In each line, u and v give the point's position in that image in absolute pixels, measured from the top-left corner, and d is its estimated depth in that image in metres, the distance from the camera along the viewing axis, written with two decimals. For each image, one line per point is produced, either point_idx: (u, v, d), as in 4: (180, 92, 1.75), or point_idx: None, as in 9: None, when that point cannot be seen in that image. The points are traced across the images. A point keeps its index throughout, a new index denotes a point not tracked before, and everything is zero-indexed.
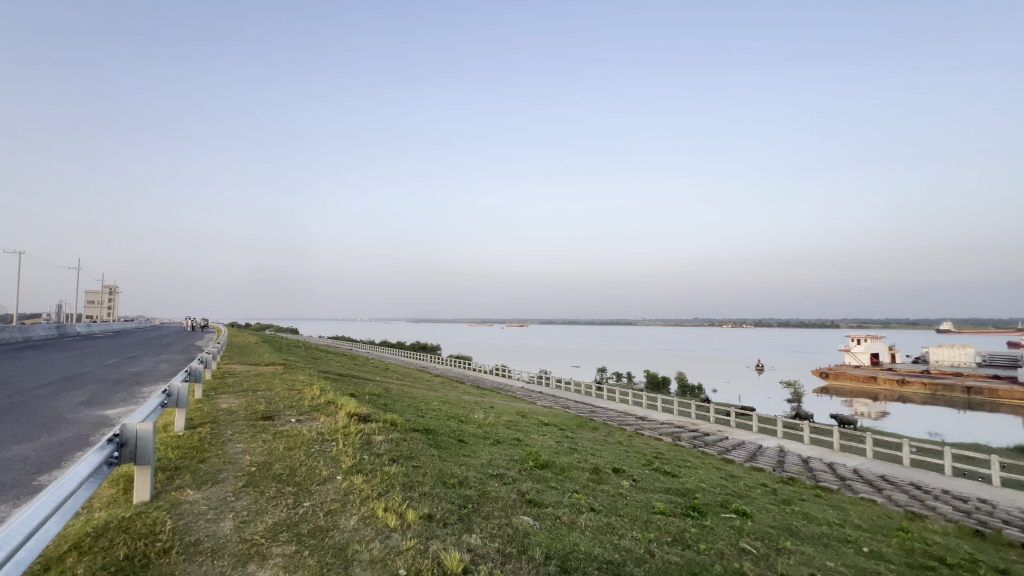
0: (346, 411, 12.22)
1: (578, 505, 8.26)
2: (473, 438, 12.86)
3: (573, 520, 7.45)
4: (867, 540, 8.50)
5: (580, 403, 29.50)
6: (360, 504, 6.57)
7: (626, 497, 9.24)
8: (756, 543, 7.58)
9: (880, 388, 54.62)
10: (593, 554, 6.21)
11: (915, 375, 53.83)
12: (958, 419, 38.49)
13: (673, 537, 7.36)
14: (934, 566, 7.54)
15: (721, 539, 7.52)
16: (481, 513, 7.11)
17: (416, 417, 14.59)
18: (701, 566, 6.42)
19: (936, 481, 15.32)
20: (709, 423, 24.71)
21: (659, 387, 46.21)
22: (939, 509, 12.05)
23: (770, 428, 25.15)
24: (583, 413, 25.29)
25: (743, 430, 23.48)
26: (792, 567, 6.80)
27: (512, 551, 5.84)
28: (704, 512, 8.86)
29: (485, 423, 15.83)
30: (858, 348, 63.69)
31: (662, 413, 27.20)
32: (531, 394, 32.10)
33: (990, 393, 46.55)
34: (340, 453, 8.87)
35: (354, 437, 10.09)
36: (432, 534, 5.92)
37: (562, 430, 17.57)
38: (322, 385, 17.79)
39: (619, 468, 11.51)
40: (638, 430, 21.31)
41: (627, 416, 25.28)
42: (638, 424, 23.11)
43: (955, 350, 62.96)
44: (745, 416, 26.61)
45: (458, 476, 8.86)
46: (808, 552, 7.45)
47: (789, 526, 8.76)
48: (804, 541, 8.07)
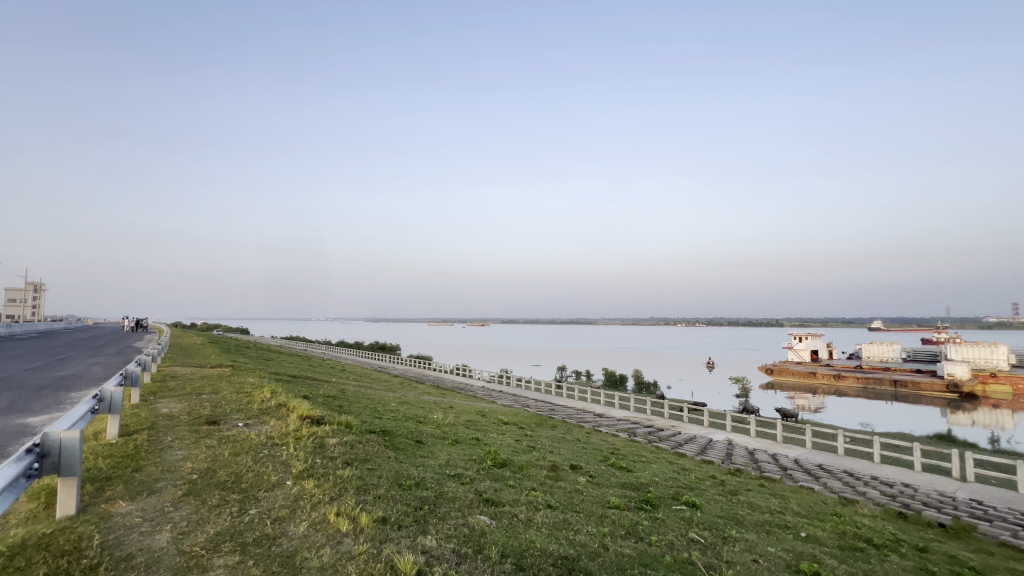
0: (298, 414, 11.77)
1: (535, 502, 8.33)
2: (431, 438, 12.73)
3: (530, 518, 7.52)
4: (804, 525, 9.05)
5: (540, 401, 29.69)
6: (311, 509, 6.35)
7: (583, 493, 9.40)
8: (704, 533, 7.90)
9: (819, 382, 58.28)
10: (548, 550, 6.29)
11: (850, 370, 57.80)
12: (887, 410, 41.68)
13: (626, 530, 7.56)
14: (863, 547, 8.12)
15: (671, 530, 7.78)
16: (437, 514, 7.04)
17: (373, 419, 14.23)
18: (652, 557, 6.63)
19: (867, 468, 16.50)
20: (664, 419, 25.56)
21: (617, 384, 47.31)
22: (868, 494, 12.99)
23: (720, 422, 26.30)
24: (544, 411, 25.49)
25: (695, 425, 24.41)
26: (736, 554, 7.12)
27: (467, 551, 5.82)
28: (657, 505, 9.15)
29: (444, 423, 15.69)
30: (800, 345, 67.75)
31: (619, 410, 27.89)
32: (492, 394, 31.90)
33: (913, 386, 50.65)
34: (290, 458, 8.55)
35: (306, 440, 9.76)
36: (386, 537, 5.82)
37: (521, 428, 17.65)
38: (273, 387, 17.07)
39: (576, 465, 11.70)
40: (596, 427, 21.74)
41: (585, 414, 25.71)
42: (596, 421, 23.62)
43: (884, 346, 68.13)
44: (697, 412, 27.65)
45: (415, 477, 8.72)
46: (751, 540, 7.84)
47: (734, 515, 9.18)
48: (748, 529, 8.48)
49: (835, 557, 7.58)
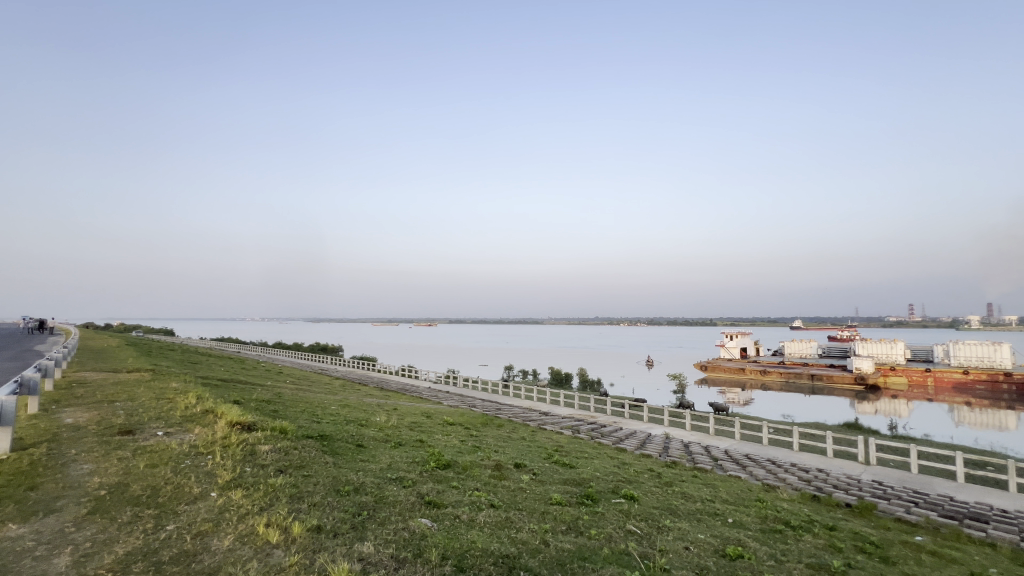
0: (227, 420, 11.05)
1: (478, 502, 8.33)
2: (373, 442, 12.36)
3: (473, 518, 7.51)
4: (731, 512, 9.66)
5: (487, 401, 29.69)
6: (237, 521, 5.97)
7: (526, 490, 9.49)
8: (640, 524, 8.22)
9: (748, 378, 62.49)
10: (490, 549, 6.30)
11: (774, 366, 62.43)
12: (805, 403, 45.37)
13: (567, 526, 7.72)
14: (781, 528, 8.80)
15: (610, 523, 8.06)
16: (376, 519, 6.85)
17: (311, 423, 13.65)
18: (591, 550, 6.82)
19: (787, 456, 17.90)
20: (607, 415, 26.40)
21: (563, 381, 48.34)
22: (787, 480, 14.11)
23: (659, 417, 27.54)
24: (490, 411, 25.57)
25: (635, 421, 25.45)
26: (669, 542, 7.48)
27: (406, 555, 5.71)
28: (597, 500, 9.42)
29: (387, 425, 15.29)
30: (730, 343, 72.36)
31: (563, 408, 28.47)
32: (439, 395, 31.53)
33: (828, 380, 55.54)
34: (216, 467, 7.99)
35: (235, 448, 9.17)
36: (320, 546, 5.59)
37: (467, 429, 17.60)
38: (200, 393, 15.93)
39: (520, 463, 11.79)
40: (542, 425, 22.09)
41: (531, 412, 26.05)
42: (541, 419, 23.98)
43: (803, 343, 74.20)
44: (637, 407, 28.78)
45: (353, 483, 8.42)
46: (683, 528, 8.27)
47: (669, 505, 9.65)
48: (681, 518, 8.94)
49: (758, 539, 8.15)
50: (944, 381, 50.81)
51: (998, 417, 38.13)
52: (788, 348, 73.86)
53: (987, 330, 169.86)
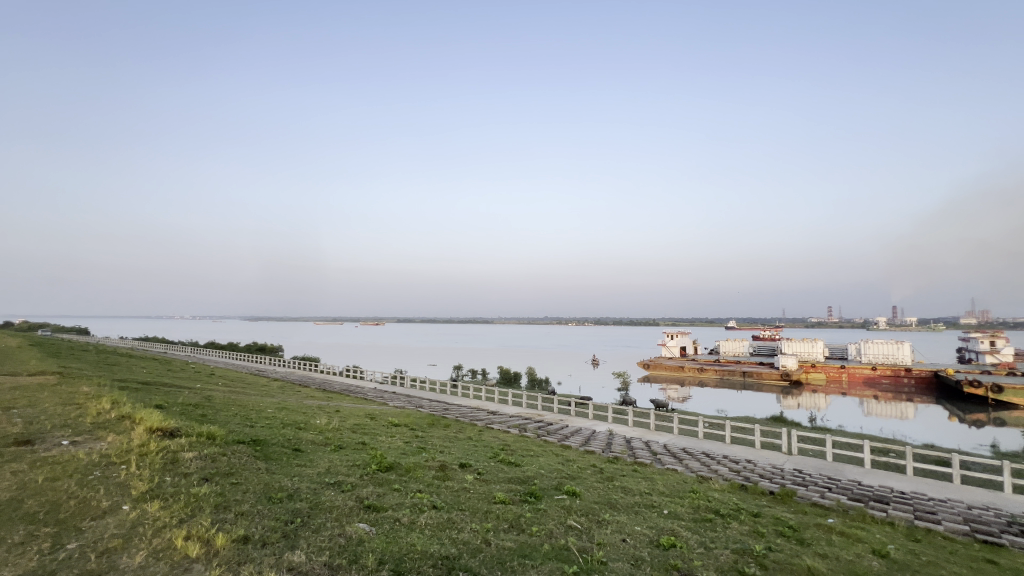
0: (145, 426, 10.16)
1: (420, 504, 8.19)
2: (312, 445, 11.80)
3: (413, 520, 7.36)
4: (667, 503, 10.10)
5: (434, 401, 29.29)
6: (151, 535, 5.51)
7: (469, 490, 9.44)
8: (581, 519, 8.40)
9: (687, 375, 65.66)
10: (429, 551, 6.21)
11: (711, 364, 65.99)
12: (737, 398, 48.26)
13: (509, 524, 7.76)
14: (711, 517, 9.31)
15: (552, 519, 8.17)
16: (310, 526, 6.56)
17: (244, 427, 12.85)
18: (532, 547, 6.88)
19: (720, 448, 18.96)
20: (553, 414, 26.83)
21: (511, 381, 48.57)
22: (719, 471, 14.95)
23: (603, 414, 28.33)
24: (437, 411, 25.26)
25: (581, 418, 26.07)
26: (608, 536, 7.70)
27: (341, 562, 5.52)
28: (540, 497, 9.54)
29: (327, 428, 14.64)
30: (671, 342, 75.73)
31: (511, 407, 28.57)
32: (383, 396, 30.75)
33: (757, 376, 59.43)
34: (130, 478, 7.33)
35: (154, 457, 8.45)
36: (246, 557, 5.29)
37: (412, 430, 17.28)
38: (114, 397, 14.51)
39: (465, 463, 11.69)
40: (489, 424, 22.10)
41: (479, 412, 25.98)
42: (489, 418, 23.90)
43: (736, 342, 78.91)
44: (583, 405, 29.44)
45: (287, 489, 8.01)
46: (621, 521, 8.54)
47: (609, 500, 9.94)
48: (620, 512, 9.22)
49: (690, 528, 8.57)
50: (856, 376, 55.90)
51: (900, 408, 42.40)
52: (723, 347, 78.35)
53: (892, 330, 188.59)
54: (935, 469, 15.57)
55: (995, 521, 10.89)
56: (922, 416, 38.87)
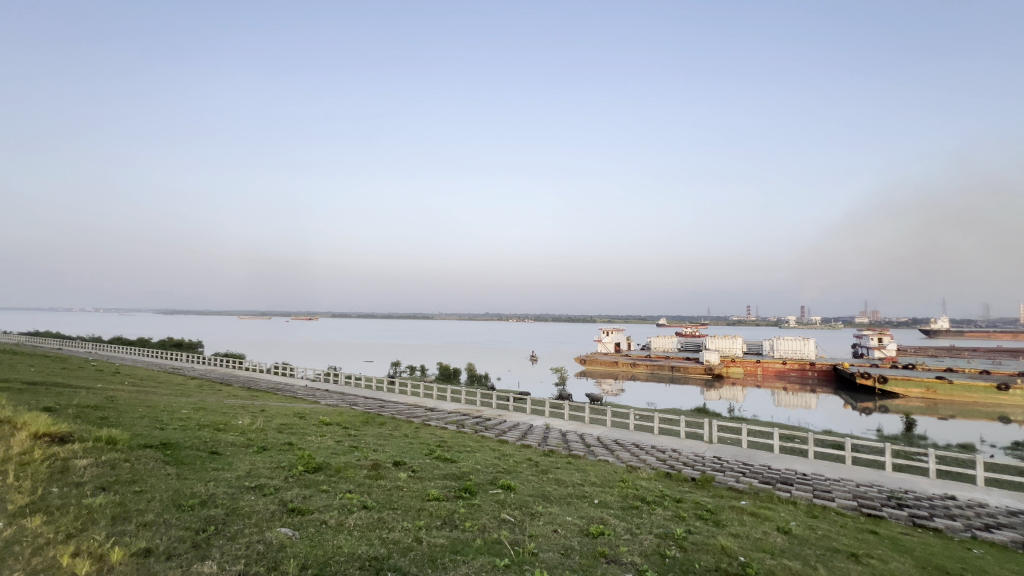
0: (27, 432, 8.96)
1: (350, 505, 7.89)
2: (231, 448, 11.00)
3: (341, 522, 7.08)
4: (597, 493, 10.47)
5: (369, 398, 28.35)
6: (30, 554, 4.88)
7: (402, 488, 9.24)
8: (515, 512, 8.50)
9: (621, 370, 68.45)
10: (357, 553, 6.00)
11: (643, 359, 69.22)
12: (666, 392, 50.98)
13: (442, 521, 7.67)
14: (637, 504, 9.77)
15: (486, 514, 8.20)
16: (225, 534, 6.12)
17: (153, 430, 11.74)
18: (464, 543, 6.85)
19: (648, 439, 19.96)
20: (491, 409, 26.92)
21: (451, 377, 48.10)
22: (647, 460, 15.70)
23: (540, 409, 28.82)
24: (372, 409, 24.52)
25: (518, 413, 26.39)
26: (540, 527, 7.85)
27: (258, 570, 5.22)
28: (475, 492, 9.53)
29: (250, 429, 13.72)
30: (607, 339, 78.54)
31: (449, 403, 28.38)
32: (315, 393, 29.35)
33: (684, 371, 63.11)
34: (7, 491, 6.45)
35: (38, 466, 7.48)
36: (147, 573, 4.86)
37: (345, 428, 16.65)
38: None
39: (400, 461, 11.41)
40: (426, 421, 21.75)
41: (416, 409, 25.48)
42: (426, 415, 23.57)
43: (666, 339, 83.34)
44: (521, 401, 29.79)
45: (200, 495, 7.41)
46: (553, 512, 8.74)
47: (543, 492, 10.12)
48: (553, 503, 9.43)
49: (618, 516, 8.94)
50: (769, 370, 60.98)
51: (805, 398, 46.81)
52: (653, 343, 82.47)
53: (799, 329, 207.74)
54: (831, 453, 17.33)
55: (879, 497, 12.33)
56: (823, 405, 43.14)
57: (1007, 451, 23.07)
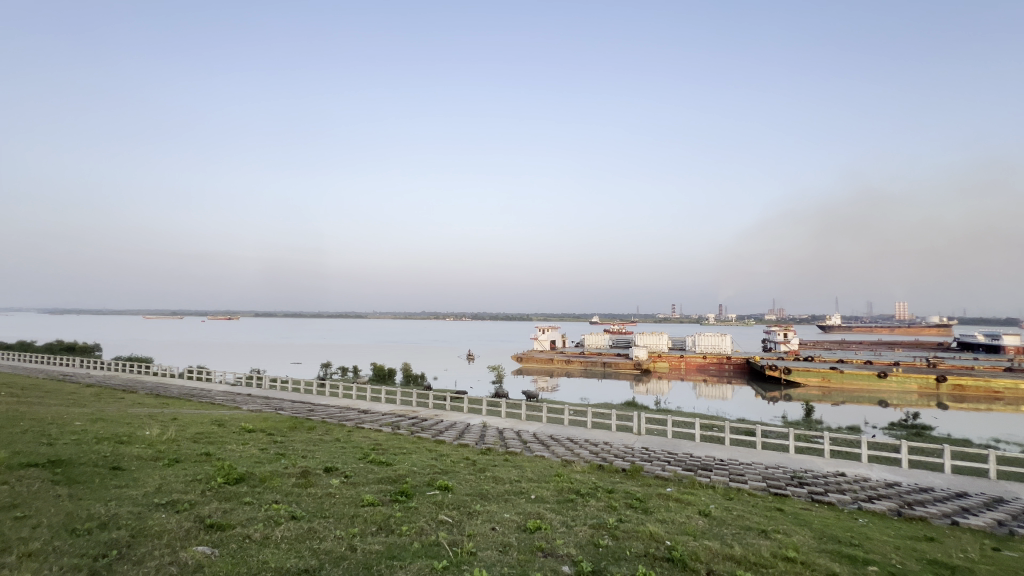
0: None
1: (276, 516, 7.44)
2: (136, 462, 9.95)
3: (266, 535, 6.67)
4: (534, 488, 10.66)
5: (296, 402, 26.86)
6: None
7: (334, 496, 8.85)
8: (453, 512, 8.46)
9: (556, 367, 70.15)
10: (285, 567, 5.71)
11: (577, 356, 71.39)
12: (599, 387, 52.95)
13: (377, 526, 7.46)
14: (572, 497, 10.09)
15: (423, 516, 8.08)
16: (130, 558, 5.55)
17: (39, 447, 10.34)
18: (400, 548, 6.72)
19: (582, 433, 20.63)
20: (428, 409, 26.55)
21: (385, 378, 46.74)
22: (581, 454, 16.23)
23: (477, 407, 28.83)
24: (300, 413, 23.28)
25: (455, 412, 26.25)
26: (478, 526, 7.86)
27: None
28: (412, 495, 9.36)
29: (160, 440, 12.50)
30: (543, 336, 80.18)
31: (383, 404, 27.58)
32: (236, 399, 27.30)
33: (615, 366, 65.91)
34: None
35: None
36: None
37: (270, 435, 15.68)
38: None
39: (331, 467, 10.91)
40: (359, 424, 21.00)
41: (348, 412, 24.53)
42: (359, 417, 22.75)
43: (598, 336, 86.49)
44: (458, 399, 29.64)
45: (99, 517, 6.63)
46: (491, 510, 8.79)
47: (481, 491, 10.14)
48: (490, 501, 9.47)
49: (553, 510, 9.17)
50: (691, 364, 65.26)
51: (722, 390, 50.64)
52: (587, 340, 85.33)
53: (717, 326, 224.21)
54: (745, 440, 18.91)
55: (784, 477, 13.66)
56: (737, 396, 46.88)
57: (885, 431, 26.47)
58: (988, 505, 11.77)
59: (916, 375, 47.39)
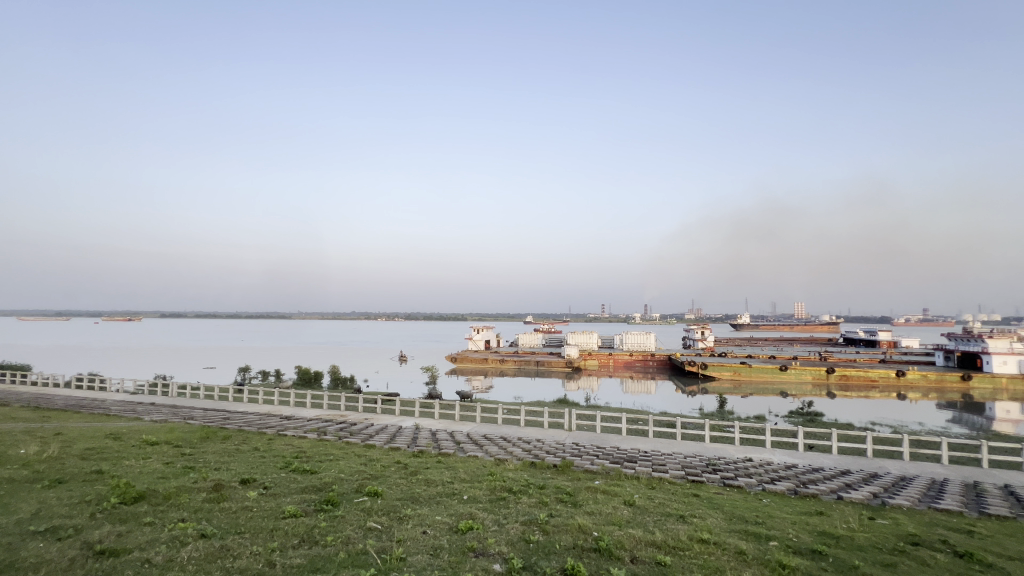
0: None
1: (182, 536, 6.79)
2: (7, 486, 8.63)
3: (171, 557, 6.09)
4: (467, 489, 10.62)
5: (210, 411, 24.73)
6: None
7: (251, 509, 8.24)
8: (382, 519, 8.21)
9: (490, 367, 70.35)
10: None
11: (511, 355, 72.06)
12: (532, 385, 53.78)
13: (300, 538, 7.07)
14: (505, 495, 10.19)
15: (350, 525, 7.76)
16: None
17: None
18: (325, 559, 6.42)
19: (514, 431, 20.89)
20: (357, 413, 25.55)
21: (310, 382, 44.35)
22: (514, 452, 16.43)
23: (409, 409, 28.19)
24: (213, 421, 21.47)
25: (386, 415, 25.50)
26: (409, 531, 7.69)
27: None
28: (338, 503, 8.96)
29: (39, 459, 10.95)
30: (477, 336, 80.19)
31: (308, 409, 26.15)
32: (137, 408, 24.62)
33: (548, 365, 67.42)
34: None
35: None
36: None
37: (177, 447, 14.32)
38: None
39: (248, 479, 10.17)
40: (280, 431, 19.74)
41: (269, 418, 23.00)
42: (282, 424, 21.42)
43: (532, 335, 87.91)
44: (390, 402, 28.81)
45: None
46: (422, 513, 8.62)
47: (412, 494, 9.93)
48: (422, 504, 9.31)
49: (485, 509, 9.20)
50: (619, 361, 68.28)
51: (646, 385, 53.42)
52: (520, 339, 86.45)
53: (642, 325, 236.65)
54: (667, 432, 20.15)
55: (700, 465, 14.73)
56: (660, 391, 49.74)
57: (785, 419, 29.41)
58: (865, 480, 13.49)
59: (811, 367, 53.06)
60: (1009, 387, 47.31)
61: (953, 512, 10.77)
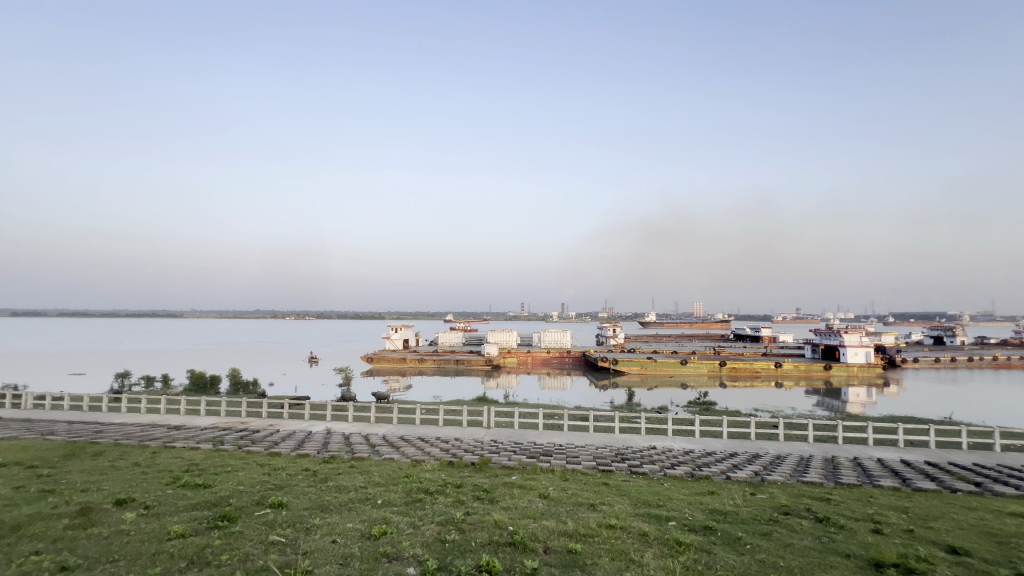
0: None
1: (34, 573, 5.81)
2: None
3: None
4: (381, 493, 10.26)
5: (78, 424, 21.38)
6: None
7: (127, 533, 7.27)
8: (286, 531, 7.67)
9: (409, 366, 68.55)
10: None
11: (430, 354, 70.83)
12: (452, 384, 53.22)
13: (189, 560, 6.39)
14: (421, 497, 10.00)
15: (249, 540, 7.17)
16: None
17: None
18: None
19: (432, 431, 20.55)
20: (260, 419, 23.57)
21: (205, 388, 40.07)
22: (432, 453, 16.16)
23: (319, 413, 26.55)
24: (82, 435, 18.63)
25: (293, 420, 23.83)
26: (316, 541, 7.28)
27: None
28: (235, 518, 8.23)
29: None
30: (395, 335, 77.78)
31: (203, 417, 23.58)
32: None
33: (468, 363, 67.17)
34: None
35: None
36: None
37: (31, 468, 12.20)
38: None
39: (125, 500, 8.96)
40: (166, 443, 17.64)
41: (154, 429, 20.46)
42: (169, 435, 19.08)
43: (452, 333, 87.06)
44: (297, 407, 26.93)
45: None
46: (331, 522, 8.19)
47: (321, 503, 9.39)
48: (332, 512, 8.85)
49: (400, 513, 8.95)
50: (537, 358, 69.99)
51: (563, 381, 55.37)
52: (440, 339, 85.29)
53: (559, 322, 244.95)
54: (580, 425, 21.02)
55: (610, 454, 15.60)
56: (576, 386, 51.77)
57: (685, 409, 32.00)
58: (749, 460, 15.15)
59: (707, 361, 58.39)
60: (859, 374, 55.83)
61: (816, 483, 12.49)
